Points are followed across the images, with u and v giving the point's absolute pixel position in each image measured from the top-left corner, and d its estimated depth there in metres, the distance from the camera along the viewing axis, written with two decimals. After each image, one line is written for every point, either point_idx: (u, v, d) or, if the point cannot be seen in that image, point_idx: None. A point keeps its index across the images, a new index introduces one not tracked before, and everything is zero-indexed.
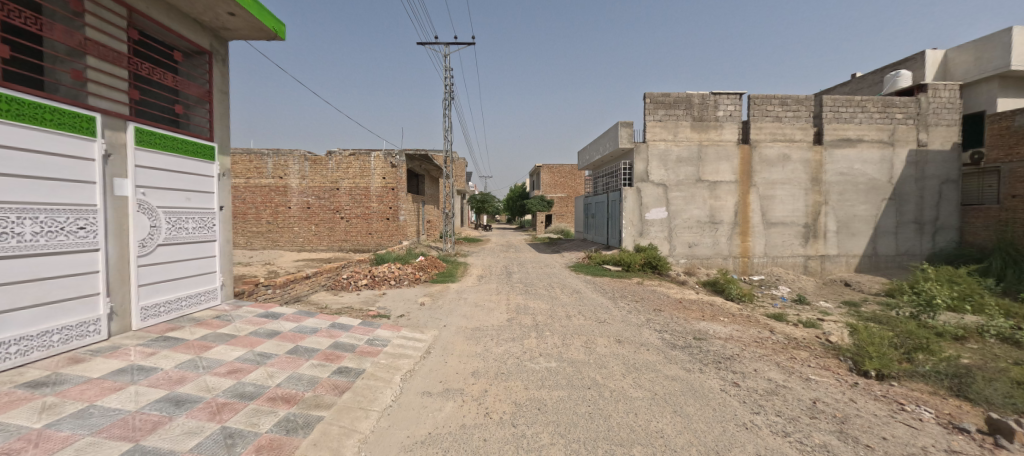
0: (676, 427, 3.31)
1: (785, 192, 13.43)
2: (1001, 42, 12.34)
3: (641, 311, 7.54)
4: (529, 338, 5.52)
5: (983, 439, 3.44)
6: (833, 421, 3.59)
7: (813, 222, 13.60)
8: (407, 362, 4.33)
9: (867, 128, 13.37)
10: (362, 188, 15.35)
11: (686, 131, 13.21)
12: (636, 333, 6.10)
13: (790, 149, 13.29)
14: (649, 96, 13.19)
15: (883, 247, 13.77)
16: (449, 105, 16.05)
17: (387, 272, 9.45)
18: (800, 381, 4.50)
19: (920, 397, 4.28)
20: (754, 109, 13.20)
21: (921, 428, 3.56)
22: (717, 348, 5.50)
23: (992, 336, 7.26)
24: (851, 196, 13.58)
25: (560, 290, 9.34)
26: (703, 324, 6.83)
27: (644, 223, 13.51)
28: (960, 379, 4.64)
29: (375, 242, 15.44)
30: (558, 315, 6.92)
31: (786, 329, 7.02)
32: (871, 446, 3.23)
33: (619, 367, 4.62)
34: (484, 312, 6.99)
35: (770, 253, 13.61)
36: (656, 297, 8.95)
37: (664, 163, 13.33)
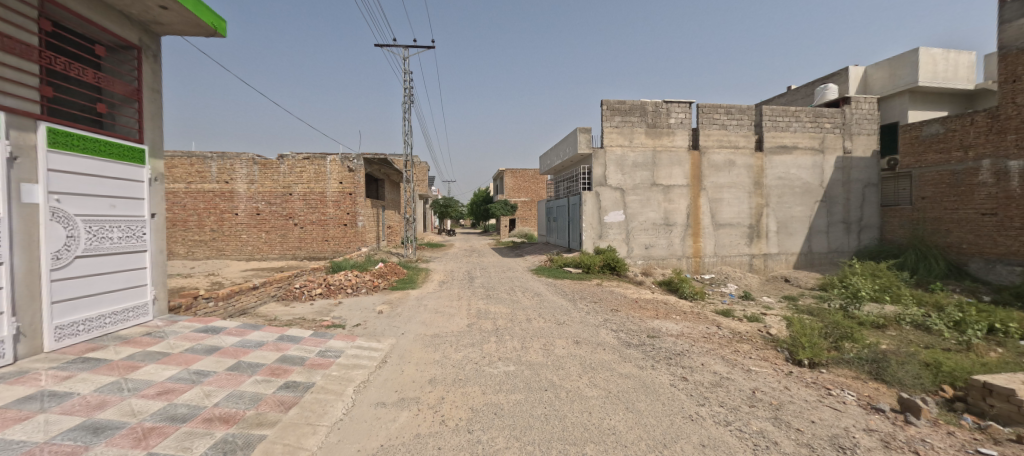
0: (628, 423, 3.42)
1: (731, 195, 14.30)
2: (910, 61, 13.90)
3: (600, 312, 7.74)
4: (489, 343, 5.51)
5: (896, 417, 3.82)
6: (769, 409, 3.84)
7: (756, 223, 14.55)
8: (362, 372, 4.19)
9: (801, 136, 14.53)
10: (317, 193, 14.72)
11: (641, 137, 13.75)
12: (594, 334, 6.24)
13: (734, 155, 14.18)
14: (606, 103, 13.61)
15: (816, 245, 14.97)
16: (409, 109, 15.76)
17: (344, 280, 9.10)
18: (742, 372, 4.80)
19: (845, 382, 4.69)
20: (702, 117, 13.98)
21: (845, 410, 3.90)
22: (668, 345, 5.74)
23: (908, 323, 8.09)
24: (788, 198, 14.67)
25: (521, 293, 9.38)
26: (657, 322, 7.12)
27: (603, 226, 13.89)
28: (878, 363, 5.13)
29: (331, 249, 14.85)
30: (518, 318, 6.97)
31: (731, 324, 7.47)
32: (803, 430, 3.47)
33: (576, 367, 4.72)
34: (444, 318, 6.89)
35: (719, 252, 14.41)
36: (614, 297, 9.23)
37: (621, 168, 13.79)
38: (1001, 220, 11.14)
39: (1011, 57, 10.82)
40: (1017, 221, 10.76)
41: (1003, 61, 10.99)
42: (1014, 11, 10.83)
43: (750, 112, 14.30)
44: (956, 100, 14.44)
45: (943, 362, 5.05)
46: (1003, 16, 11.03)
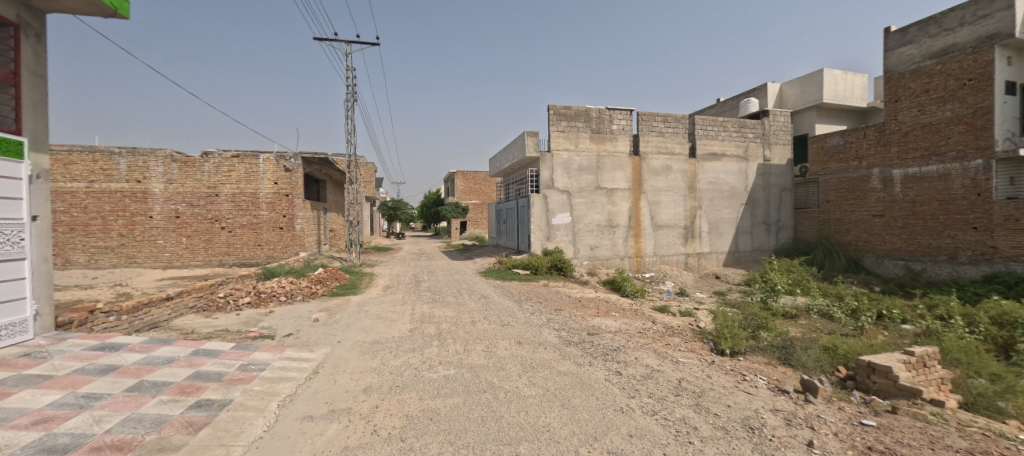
0: (562, 419, 3.50)
1: (668, 198, 15.22)
2: (816, 80, 15.70)
3: (544, 312, 7.87)
4: (430, 347, 5.38)
5: (798, 397, 4.27)
6: (692, 396, 4.13)
7: (690, 224, 15.60)
8: (288, 385, 3.92)
9: (728, 145, 15.80)
10: (247, 194, 13.60)
11: (586, 142, 14.22)
12: (537, 334, 6.32)
13: (671, 161, 15.12)
14: (553, 107, 13.92)
15: (742, 244, 16.30)
16: (351, 106, 15.06)
17: (276, 287, 8.48)
18: (671, 364, 5.11)
19: (758, 368, 5.16)
20: (642, 124, 14.74)
21: (756, 393, 4.29)
22: (606, 342, 5.97)
23: (816, 313, 9.06)
24: (717, 201, 15.88)
25: (468, 296, 9.27)
26: (598, 320, 7.39)
27: (551, 227, 14.12)
28: (787, 350, 5.71)
29: (265, 255, 13.81)
30: (462, 322, 6.88)
31: (666, 319, 7.94)
32: (720, 415, 3.77)
33: (516, 368, 4.75)
34: (385, 323, 6.65)
35: (657, 252, 15.23)
36: (558, 297, 9.43)
37: (567, 171, 14.15)
38: (887, 220, 12.89)
39: (893, 81, 12.54)
40: (900, 221, 12.51)
41: (888, 83, 12.70)
42: (895, 40, 12.58)
43: (684, 120, 15.31)
44: (853, 116, 16.49)
45: (840, 345, 5.74)
46: (888, 44, 12.77)
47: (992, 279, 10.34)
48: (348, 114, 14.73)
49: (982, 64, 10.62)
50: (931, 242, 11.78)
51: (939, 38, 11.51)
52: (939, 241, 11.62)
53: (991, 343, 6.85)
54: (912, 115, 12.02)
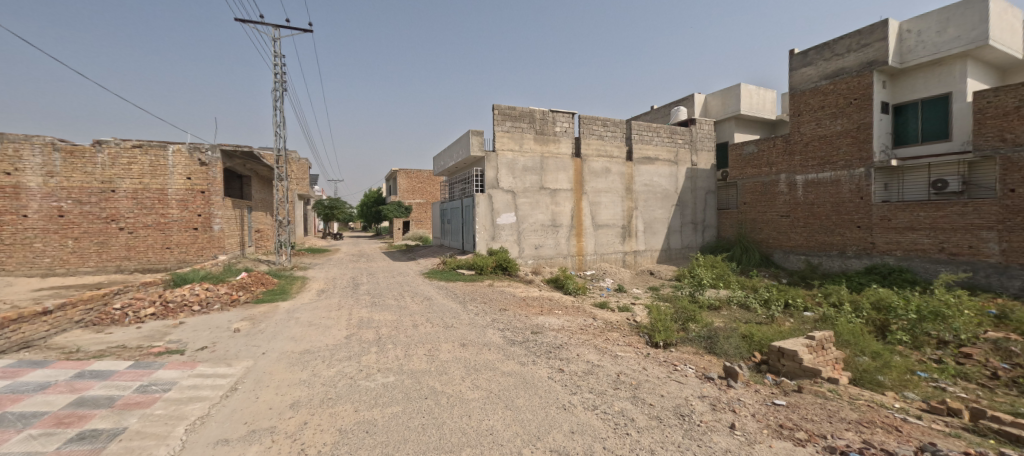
0: (505, 421, 3.47)
1: (608, 199, 15.86)
2: (734, 92, 17.19)
3: (488, 312, 7.82)
4: (368, 354, 5.11)
5: (722, 383, 4.61)
6: (629, 389, 4.29)
7: (627, 224, 16.38)
8: (200, 406, 3.50)
9: (661, 150, 16.81)
10: (154, 190, 12.12)
11: (530, 143, 14.38)
12: (481, 335, 6.24)
13: (610, 163, 15.77)
14: (498, 107, 13.89)
15: (673, 242, 17.40)
16: (280, 96, 13.95)
17: (188, 295, 7.60)
18: (610, 358, 5.28)
19: (687, 358, 5.51)
20: (583, 127, 15.21)
21: (685, 381, 4.56)
22: (549, 340, 6.06)
23: (735, 304, 9.92)
24: (652, 202, 16.83)
25: (410, 298, 8.95)
26: (541, 319, 7.47)
27: (495, 227, 14.08)
28: (712, 339, 6.16)
29: (176, 259, 12.37)
30: (404, 325, 6.62)
31: (605, 315, 8.23)
32: (655, 405, 3.96)
33: (459, 371, 4.64)
34: (318, 331, 6.21)
35: (598, 251, 15.80)
36: (503, 297, 9.43)
37: (512, 171, 14.20)
38: (792, 220, 14.43)
39: (797, 97, 14.06)
40: (802, 221, 14.07)
41: (793, 98, 14.13)
42: (798, 61, 14.10)
43: (621, 125, 16.03)
44: (765, 127, 18.26)
45: (755, 333, 6.30)
46: (792, 64, 14.27)
47: (872, 270, 12.01)
48: (276, 106, 13.63)
49: (865, 86, 12.28)
50: (826, 239, 13.41)
51: (832, 61, 13.08)
52: (832, 238, 13.26)
53: (872, 325, 7.94)
54: (812, 128, 13.58)
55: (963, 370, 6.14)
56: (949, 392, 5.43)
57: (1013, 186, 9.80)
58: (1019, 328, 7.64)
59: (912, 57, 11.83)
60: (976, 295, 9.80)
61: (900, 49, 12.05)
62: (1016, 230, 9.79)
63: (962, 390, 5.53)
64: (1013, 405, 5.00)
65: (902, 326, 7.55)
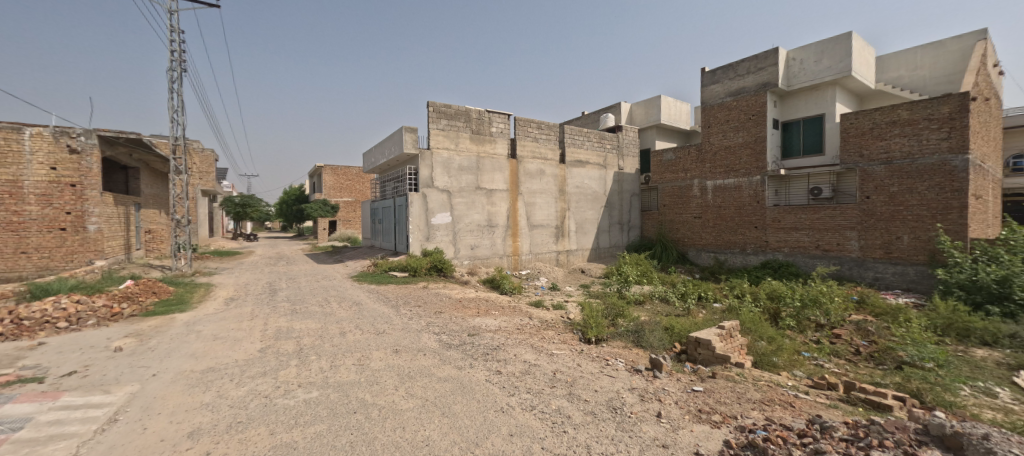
0: (442, 430, 3.32)
1: (542, 200, 16.18)
2: (655, 103, 18.49)
3: (423, 315, 7.54)
4: (287, 368, 4.62)
5: (649, 374, 4.87)
6: (566, 386, 4.35)
7: (560, 224, 16.84)
8: (64, 445, 2.92)
9: (591, 154, 17.55)
10: (5, 183, 10.05)
11: (465, 142, 14.19)
12: (415, 340, 5.97)
13: (544, 165, 16.11)
14: (432, 104, 13.51)
15: (603, 241, 18.22)
16: (178, 79, 12.29)
17: (51, 311, 6.35)
18: (546, 357, 5.33)
19: (617, 352, 5.75)
20: (518, 129, 15.37)
21: (616, 375, 4.74)
22: (486, 341, 5.97)
23: (657, 298, 10.64)
24: (583, 204, 17.48)
25: (336, 304, 8.32)
26: (478, 320, 7.34)
27: (430, 227, 13.67)
28: (638, 333, 6.50)
29: (37, 265, 10.33)
30: (329, 334, 6.12)
31: (540, 314, 8.34)
32: (589, 400, 4.04)
33: (393, 379, 4.38)
34: (226, 345, 5.51)
35: (533, 250, 16.05)
36: (438, 299, 9.14)
37: (447, 170, 13.90)
38: (703, 221, 15.82)
39: (707, 110, 15.42)
40: (712, 222, 15.50)
41: (705, 111, 15.48)
42: (708, 78, 15.48)
43: (555, 128, 16.46)
44: (681, 135, 19.89)
45: (675, 325, 6.77)
46: (703, 81, 15.62)
47: (767, 264, 13.61)
48: (173, 89, 12.00)
49: (761, 104, 13.85)
50: (731, 237, 14.92)
51: (736, 80, 14.55)
52: (735, 237, 14.79)
53: (767, 312, 8.97)
54: (720, 138, 14.99)
55: (835, 348, 7.17)
56: (826, 368, 6.29)
57: (868, 193, 11.75)
58: (873, 310, 9.07)
59: (796, 82, 13.55)
60: (844, 284, 11.52)
61: (787, 74, 13.75)
62: (871, 230, 11.74)
63: (835, 366, 6.45)
64: (871, 375, 5.95)
65: (789, 312, 8.59)
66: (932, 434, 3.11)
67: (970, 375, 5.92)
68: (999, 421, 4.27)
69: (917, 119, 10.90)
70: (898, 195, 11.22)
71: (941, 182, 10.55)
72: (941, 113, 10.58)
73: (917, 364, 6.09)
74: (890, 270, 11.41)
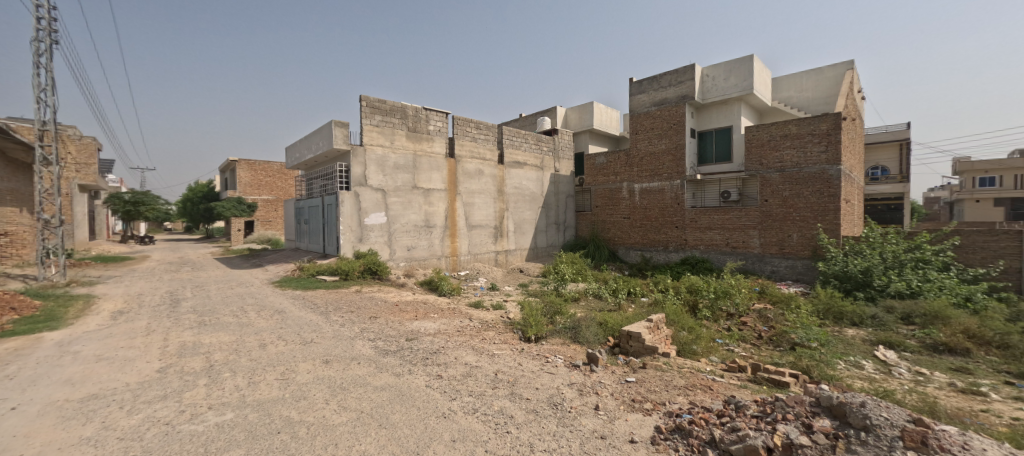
0: (379, 442, 3.12)
1: (480, 200, 16.09)
2: (588, 109, 19.28)
3: (356, 322, 7.09)
4: (194, 389, 4.07)
5: (585, 368, 5.00)
6: (507, 386, 4.31)
7: (499, 224, 16.88)
8: None
9: (529, 155, 17.82)
10: None
11: (401, 140, 13.67)
12: (348, 348, 5.59)
13: (483, 165, 16.05)
14: (365, 99, 12.82)
15: (540, 241, 18.55)
16: (47, 54, 10.39)
17: None
18: (488, 357, 5.27)
19: (556, 349, 5.85)
20: (457, 128, 15.14)
21: (555, 371, 4.81)
22: (425, 345, 5.75)
23: (591, 295, 11.10)
24: (521, 204, 17.67)
25: (254, 313, 7.54)
26: (416, 324, 7.07)
27: (363, 228, 12.96)
28: (575, 329, 6.68)
29: None
30: (246, 347, 5.51)
31: (481, 314, 8.25)
32: (531, 399, 4.04)
33: (323, 393, 4.03)
34: (113, 367, 4.72)
35: (471, 251, 15.90)
36: (372, 304, 8.66)
37: (381, 169, 13.28)
38: (631, 221, 16.77)
39: (635, 117, 16.36)
40: (639, 222, 16.47)
41: (634, 117, 16.40)
42: (635, 87, 16.41)
43: (494, 129, 16.46)
44: (612, 141, 20.97)
45: (609, 320, 7.07)
46: (631, 90, 16.48)
47: (686, 260, 14.77)
48: (40, 66, 10.13)
49: (680, 114, 15.00)
50: (655, 236, 15.97)
51: (660, 90, 15.60)
52: (659, 236, 15.86)
53: (688, 302, 9.74)
54: (647, 143, 15.96)
55: (742, 334, 7.94)
56: (736, 352, 6.95)
57: (766, 197, 13.24)
58: (771, 299, 10.15)
59: (710, 95, 14.85)
60: (747, 277, 12.82)
61: (702, 88, 15.01)
62: (769, 228, 13.22)
63: (743, 350, 7.15)
64: (770, 357, 6.68)
65: (705, 303, 9.37)
66: (823, 405, 3.42)
67: (844, 352, 6.92)
68: (867, 389, 5.04)
69: (803, 133, 12.51)
70: (789, 198, 12.79)
71: (821, 188, 12.18)
72: (820, 129, 12.19)
73: (806, 345, 6.97)
74: (783, 264, 12.92)
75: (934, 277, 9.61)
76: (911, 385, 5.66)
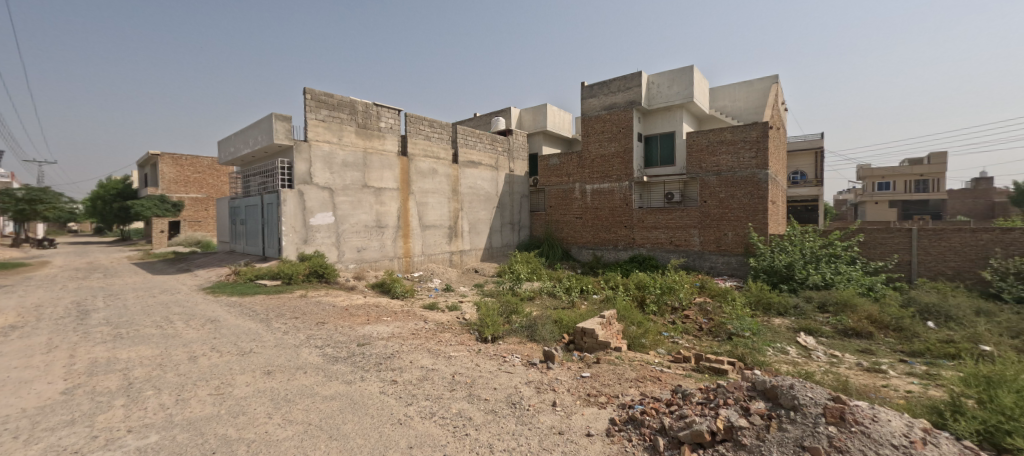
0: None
1: (434, 200, 15.76)
2: (542, 110, 19.53)
3: (301, 328, 6.65)
4: (108, 412, 3.59)
5: (542, 366, 5.02)
6: (465, 388, 4.22)
7: (454, 224, 16.64)
8: None
9: (484, 155, 17.73)
10: None
11: (350, 136, 13.07)
12: (293, 357, 5.24)
13: (436, 164, 15.75)
14: (310, 92, 12.13)
15: (495, 241, 18.51)
16: None
17: None
18: (444, 360, 5.14)
19: (513, 348, 5.83)
20: (409, 126, 14.74)
21: (513, 371, 4.78)
22: (378, 350, 5.51)
23: (546, 293, 11.24)
24: (475, 204, 17.53)
25: (183, 323, 6.86)
26: (367, 329, 6.76)
27: (308, 229, 12.24)
28: (531, 328, 6.70)
29: None
30: (174, 361, 4.98)
31: (436, 316, 8.06)
32: (489, 399, 3.98)
33: (264, 406, 3.73)
34: (4, 392, 4.07)
35: (425, 251, 15.54)
36: (320, 309, 8.19)
37: (328, 166, 12.62)
38: (583, 220, 17.19)
39: (587, 119, 16.78)
40: (590, 221, 16.93)
41: (586, 119, 16.81)
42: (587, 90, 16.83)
43: (447, 127, 16.21)
44: (564, 142, 21.42)
45: (564, 317, 7.17)
46: (582, 93, 16.85)
47: (634, 258, 15.38)
48: None
49: (628, 119, 15.58)
50: (605, 235, 16.49)
51: (610, 94, 16.12)
52: (610, 235, 16.39)
53: (637, 297, 10.12)
54: (598, 145, 16.42)
55: (685, 327, 8.37)
56: (680, 343, 7.31)
57: (705, 198, 14.10)
58: (710, 293, 10.80)
59: (656, 101, 15.55)
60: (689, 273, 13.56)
61: (648, 94, 15.69)
62: (707, 227, 14.07)
63: (686, 341, 7.55)
64: (710, 347, 7.11)
65: (652, 298, 9.78)
66: (758, 389, 3.62)
67: (772, 339, 7.52)
68: (792, 372, 5.51)
69: (736, 140, 13.42)
70: (725, 200, 13.70)
71: (752, 190, 13.15)
72: (751, 136, 13.15)
73: (740, 334, 7.50)
74: (720, 260, 13.80)
75: (843, 270, 10.81)
76: (827, 366, 6.27)
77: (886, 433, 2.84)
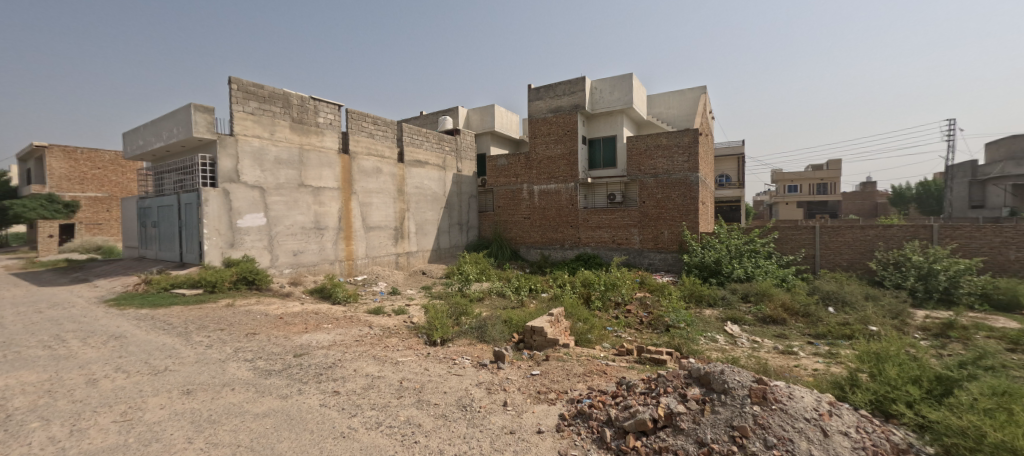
0: None
1: (379, 200, 15.16)
2: (489, 110, 19.49)
3: (229, 341, 6.06)
4: None
5: (492, 366, 4.97)
6: (414, 394, 4.06)
7: (399, 225, 16.10)
8: None
9: (430, 154, 17.36)
10: None
11: (284, 131, 12.20)
12: (220, 372, 4.76)
13: (381, 163, 15.16)
14: (238, 82, 11.15)
15: (443, 242, 18.17)
16: None
17: None
18: (391, 366, 4.92)
19: (463, 350, 5.73)
20: (351, 122, 14.06)
21: (463, 373, 4.69)
22: (318, 360, 5.16)
23: (495, 293, 11.21)
24: (422, 205, 17.10)
25: (82, 341, 5.99)
26: (306, 338, 6.31)
27: (236, 231, 11.23)
28: (481, 329, 6.62)
29: None
30: (69, 386, 4.32)
31: (381, 321, 7.73)
32: (438, 404, 3.86)
33: (185, 429, 3.35)
34: None
35: (369, 253, 14.89)
36: (251, 318, 7.55)
37: (259, 163, 11.68)
38: (531, 221, 17.39)
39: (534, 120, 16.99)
40: (538, 221, 17.17)
41: (532, 121, 17.02)
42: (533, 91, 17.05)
43: (392, 125, 15.67)
44: (512, 143, 21.54)
45: (513, 317, 7.18)
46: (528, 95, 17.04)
47: (580, 257, 15.83)
48: None
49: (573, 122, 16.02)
50: (553, 235, 16.81)
51: (556, 97, 16.46)
52: (557, 234, 16.73)
53: (583, 294, 10.41)
54: (545, 146, 16.70)
55: (628, 321, 8.73)
56: (624, 337, 7.62)
57: (644, 199, 14.86)
58: (649, 288, 11.37)
59: (599, 106, 16.11)
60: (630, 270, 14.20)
61: (591, 99, 16.21)
62: (646, 227, 14.81)
63: (629, 335, 7.88)
64: (649, 339, 7.47)
65: (597, 295, 10.06)
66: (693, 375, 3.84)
67: (704, 329, 8.08)
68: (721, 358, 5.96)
69: (671, 144, 14.26)
70: (662, 201, 14.50)
71: (685, 192, 14.03)
72: (684, 142, 14.03)
73: (676, 326, 7.97)
74: (657, 257, 14.61)
75: (762, 264, 11.90)
76: (750, 350, 6.84)
77: (799, 409, 3.14)
